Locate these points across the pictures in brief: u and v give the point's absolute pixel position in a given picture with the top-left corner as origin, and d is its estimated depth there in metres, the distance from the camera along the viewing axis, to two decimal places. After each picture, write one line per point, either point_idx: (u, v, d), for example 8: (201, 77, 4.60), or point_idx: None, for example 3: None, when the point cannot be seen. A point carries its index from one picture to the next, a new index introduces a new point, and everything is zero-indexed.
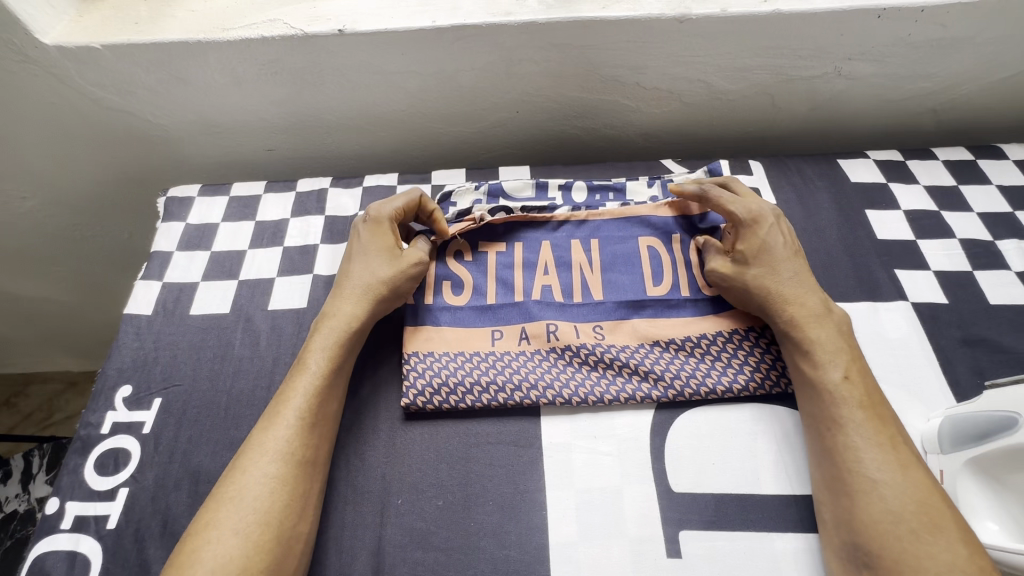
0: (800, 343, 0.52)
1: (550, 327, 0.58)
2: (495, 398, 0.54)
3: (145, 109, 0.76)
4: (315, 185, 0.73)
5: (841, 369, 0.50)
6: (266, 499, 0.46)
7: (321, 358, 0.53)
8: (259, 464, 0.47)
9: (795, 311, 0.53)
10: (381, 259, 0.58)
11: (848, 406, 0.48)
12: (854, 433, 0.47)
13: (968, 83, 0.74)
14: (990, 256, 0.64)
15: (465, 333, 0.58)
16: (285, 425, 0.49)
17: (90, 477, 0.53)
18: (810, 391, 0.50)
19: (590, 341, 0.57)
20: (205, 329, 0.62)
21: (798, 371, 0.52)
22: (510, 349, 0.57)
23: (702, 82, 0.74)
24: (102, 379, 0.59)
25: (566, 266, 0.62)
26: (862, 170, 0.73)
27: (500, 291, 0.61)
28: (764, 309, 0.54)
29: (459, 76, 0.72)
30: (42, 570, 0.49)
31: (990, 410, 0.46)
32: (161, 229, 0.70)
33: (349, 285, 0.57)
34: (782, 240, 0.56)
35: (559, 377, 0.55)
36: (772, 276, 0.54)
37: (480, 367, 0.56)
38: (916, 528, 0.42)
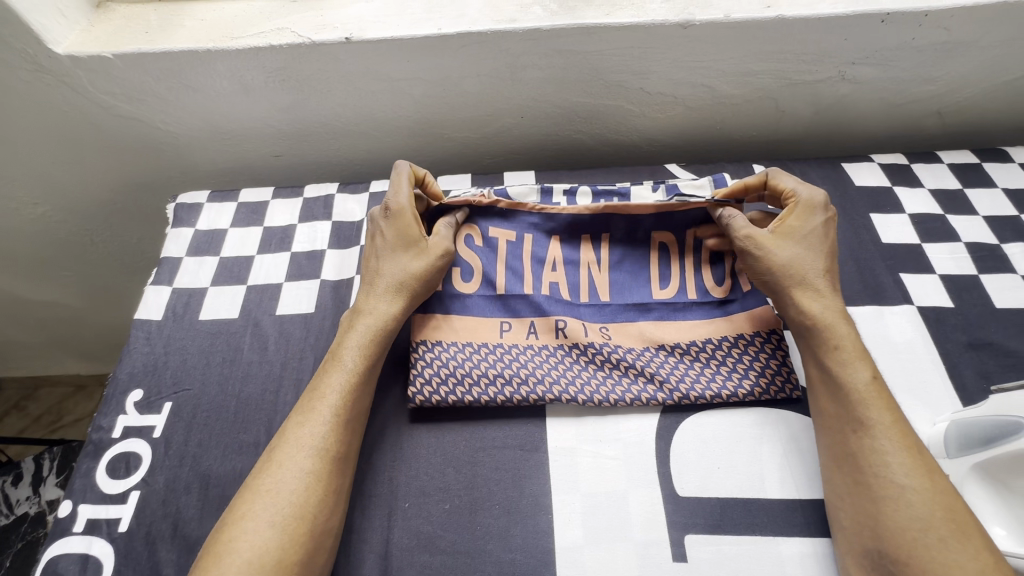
0: (824, 337, 0.52)
1: (559, 322, 0.58)
2: (499, 394, 0.55)
3: (155, 116, 0.77)
4: (321, 191, 0.74)
5: (868, 369, 0.50)
6: (301, 495, 0.46)
7: (355, 354, 0.53)
8: (295, 460, 0.48)
9: (822, 304, 0.53)
10: (410, 253, 0.57)
11: (877, 409, 0.48)
12: (881, 436, 0.47)
13: (973, 86, 0.74)
14: (995, 259, 0.64)
15: (475, 323, 0.58)
16: (320, 421, 0.50)
17: (102, 480, 0.54)
18: (837, 391, 0.50)
19: (598, 339, 0.58)
20: (214, 333, 0.62)
21: (824, 368, 0.51)
22: (518, 342, 0.57)
23: (706, 87, 0.74)
24: (113, 383, 0.60)
25: (575, 265, 0.62)
26: (866, 173, 0.73)
27: (510, 280, 0.61)
28: (792, 295, 0.54)
29: (464, 82, 0.72)
30: (54, 572, 0.49)
31: (997, 415, 0.45)
32: (171, 235, 0.70)
33: (384, 284, 0.57)
34: (825, 236, 0.57)
35: (564, 373, 0.56)
36: (805, 265, 0.55)
37: (488, 359, 0.56)
38: (944, 536, 0.42)
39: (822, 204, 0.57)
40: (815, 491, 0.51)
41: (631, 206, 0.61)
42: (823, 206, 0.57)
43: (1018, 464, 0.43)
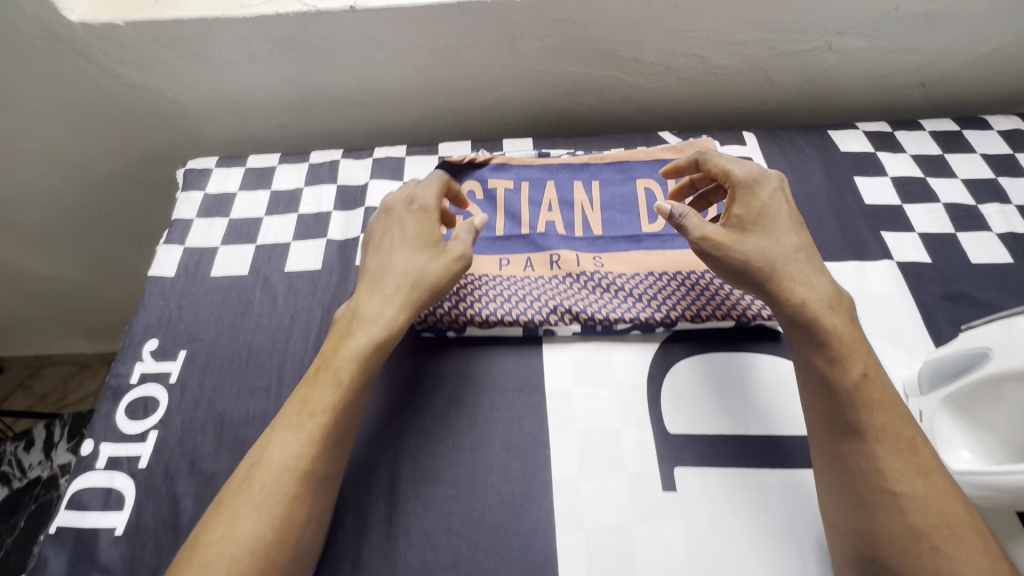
0: (809, 332, 0.49)
1: (554, 255, 0.64)
2: (493, 311, 0.59)
3: (164, 86, 0.79)
4: (327, 157, 0.77)
5: (862, 366, 0.47)
6: (282, 516, 0.44)
7: (352, 368, 0.50)
8: (276, 481, 0.44)
9: (804, 293, 0.50)
10: (427, 252, 0.56)
11: (866, 411, 0.45)
12: (872, 440, 0.45)
13: (954, 57, 0.77)
14: (972, 219, 0.67)
15: (474, 259, 0.64)
16: (303, 440, 0.46)
17: (121, 421, 0.56)
18: (825, 393, 0.47)
19: (591, 268, 0.63)
20: (226, 288, 0.65)
21: (812, 367, 0.49)
22: (515, 273, 0.63)
23: (698, 57, 0.77)
24: (130, 335, 0.62)
25: (569, 205, 0.69)
26: (851, 140, 0.76)
27: (508, 224, 0.67)
28: (766, 292, 0.51)
29: (464, 53, 0.75)
30: (79, 503, 0.52)
31: (965, 347, 0.48)
32: (181, 199, 0.73)
33: (393, 282, 0.54)
34: (781, 216, 0.54)
35: (559, 294, 0.61)
36: (772, 251, 0.52)
37: (487, 284, 0.61)
38: (938, 544, 0.41)
39: (763, 175, 0.56)
40: (797, 426, 0.54)
41: (606, 155, 0.73)
42: (761, 181, 0.56)
43: (984, 389, 0.46)
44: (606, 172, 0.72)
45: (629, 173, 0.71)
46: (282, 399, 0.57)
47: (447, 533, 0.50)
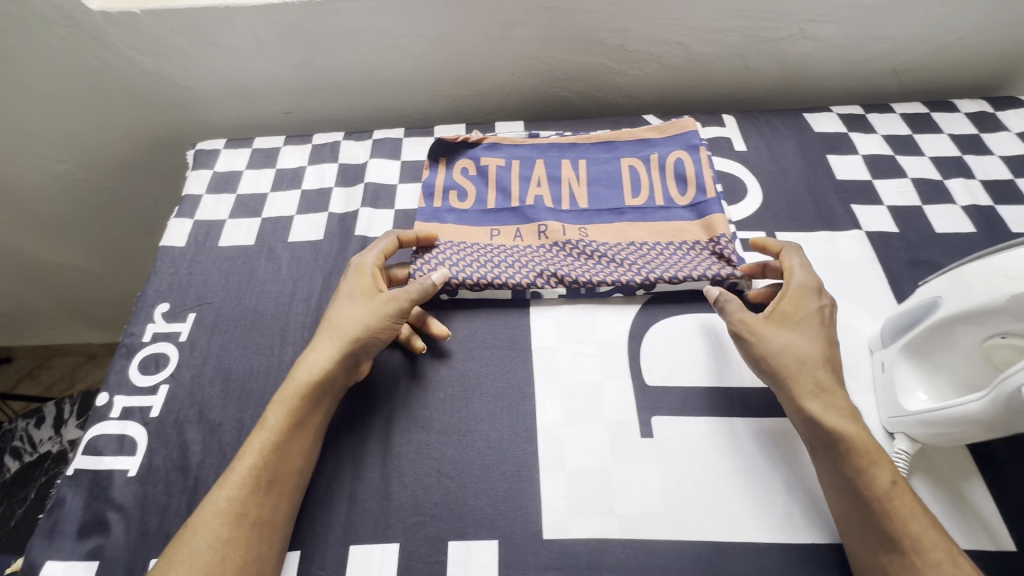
0: (829, 439, 0.48)
1: (541, 226, 0.68)
2: (484, 274, 0.62)
3: (176, 73, 0.84)
4: (329, 138, 0.81)
5: (889, 471, 0.46)
6: (215, 564, 0.44)
7: (279, 414, 0.52)
8: (209, 526, 0.46)
9: (822, 399, 0.50)
10: (355, 302, 0.58)
11: (903, 517, 0.44)
12: (913, 545, 0.43)
13: (923, 45, 0.82)
14: (938, 193, 0.71)
15: (467, 229, 0.68)
16: (234, 485, 0.48)
17: (134, 375, 0.60)
18: (856, 494, 0.46)
19: (576, 237, 0.67)
20: (233, 257, 0.69)
21: (840, 475, 0.48)
22: (505, 243, 0.67)
23: (680, 45, 0.81)
24: (142, 299, 0.66)
25: (557, 181, 0.73)
26: (825, 122, 0.80)
27: (500, 198, 0.71)
28: (794, 386, 0.51)
29: (459, 41, 0.80)
30: (94, 449, 0.56)
31: (925, 296, 0.51)
32: (191, 176, 0.77)
33: (326, 335, 0.56)
34: (820, 324, 0.55)
35: (546, 261, 0.64)
36: (797, 355, 0.52)
37: (478, 251, 0.65)
38: None
39: (815, 288, 0.56)
40: None
41: (592, 135, 0.77)
42: (816, 291, 0.57)
43: (937, 334, 0.49)
44: (593, 150, 0.75)
45: (614, 151, 0.75)
46: (284, 356, 0.61)
47: (437, 474, 0.53)
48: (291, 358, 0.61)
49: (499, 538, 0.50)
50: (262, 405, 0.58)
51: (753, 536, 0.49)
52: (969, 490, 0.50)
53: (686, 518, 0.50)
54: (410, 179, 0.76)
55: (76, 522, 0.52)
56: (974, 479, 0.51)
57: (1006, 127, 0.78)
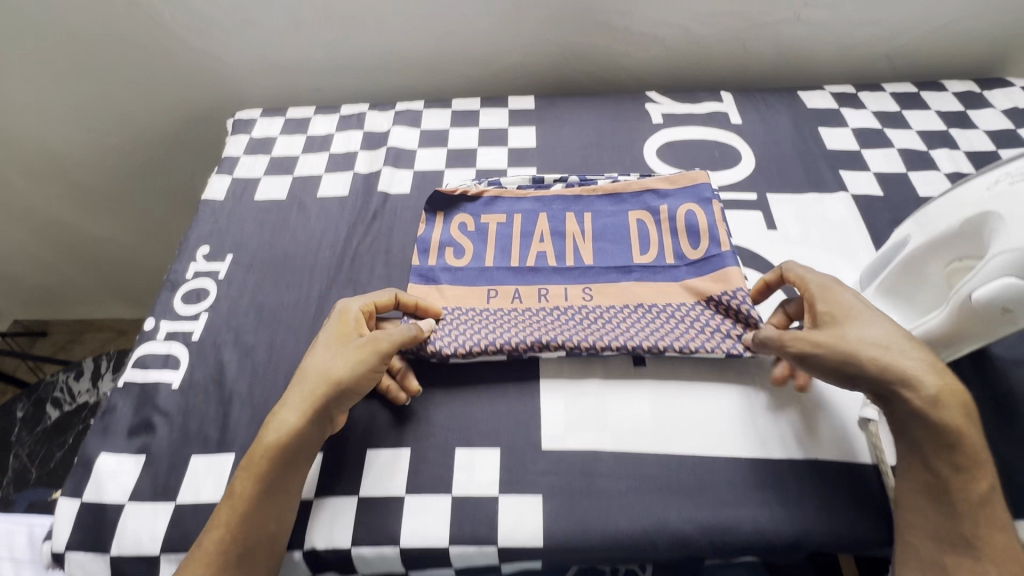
0: (941, 433, 0.44)
1: (542, 289, 0.64)
2: (477, 342, 0.58)
3: (219, 50, 0.93)
4: (356, 110, 0.88)
5: (987, 479, 0.44)
6: None
7: (247, 483, 0.49)
8: None
9: (926, 370, 0.45)
10: (333, 351, 0.55)
11: (985, 532, 0.43)
12: (988, 565, 0.42)
13: (913, 30, 0.87)
14: (923, 161, 0.76)
15: (461, 291, 0.64)
16: (205, 561, 0.47)
17: (178, 304, 0.67)
18: (949, 501, 0.44)
19: (579, 302, 0.62)
20: (267, 209, 0.76)
21: (930, 475, 0.45)
22: (502, 306, 0.62)
23: (681, 28, 0.87)
24: (186, 242, 0.73)
25: (560, 235, 0.69)
26: (818, 99, 0.85)
27: (498, 256, 0.67)
28: (892, 384, 0.45)
29: (476, 22, 0.87)
30: (142, 364, 0.62)
31: (894, 239, 0.56)
32: (231, 141, 0.85)
33: (296, 390, 0.53)
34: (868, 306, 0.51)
35: (545, 326, 0.60)
36: (877, 346, 0.47)
37: (474, 318, 0.61)
38: None
39: (836, 282, 0.54)
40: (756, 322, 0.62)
41: (599, 186, 0.72)
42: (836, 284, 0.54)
43: (907, 269, 0.53)
44: (600, 203, 0.71)
45: (622, 204, 0.71)
46: (312, 291, 0.67)
47: (445, 392, 0.59)
48: (318, 293, 0.67)
49: (501, 446, 0.55)
50: (292, 330, 0.64)
51: (735, 450, 0.54)
52: None
53: (672, 434, 0.55)
54: (429, 145, 0.83)
55: (127, 422, 0.58)
56: None
57: (991, 104, 0.82)
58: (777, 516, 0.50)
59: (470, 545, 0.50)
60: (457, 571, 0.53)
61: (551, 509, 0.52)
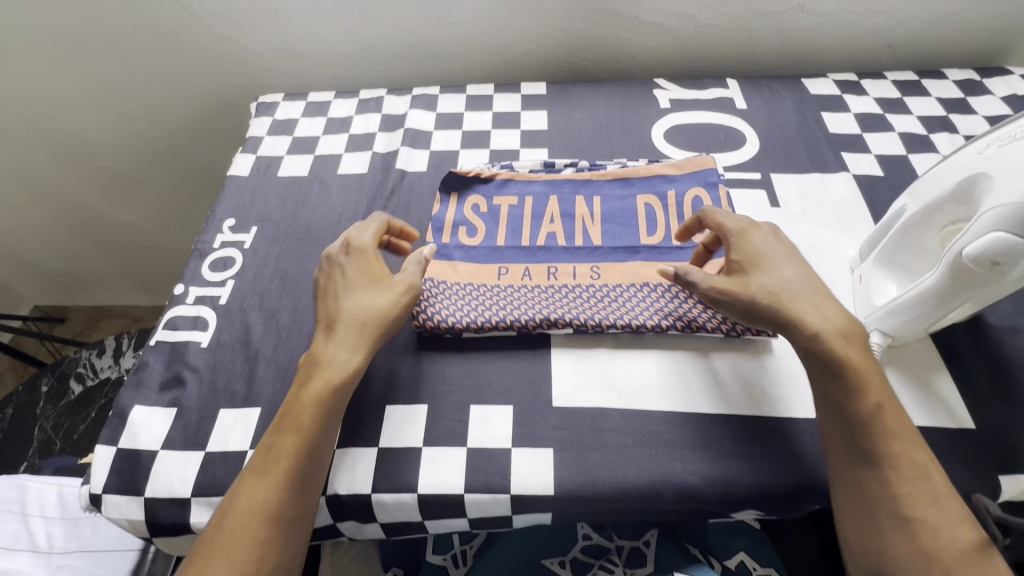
0: (828, 362, 0.50)
1: (551, 267, 0.67)
2: (489, 317, 0.61)
3: (243, 37, 0.97)
4: (374, 94, 0.92)
5: (878, 394, 0.49)
6: (256, 561, 0.46)
7: (313, 415, 0.51)
8: (246, 528, 0.47)
9: (813, 312, 0.52)
10: (374, 289, 0.58)
11: (888, 441, 0.48)
12: (894, 471, 0.47)
13: (914, 20, 0.89)
14: (923, 144, 0.78)
15: (474, 268, 0.67)
16: (269, 488, 0.49)
17: (205, 272, 0.70)
18: (850, 421, 0.49)
19: (586, 280, 0.65)
20: (290, 185, 0.80)
21: (830, 403, 0.50)
22: (513, 283, 0.65)
23: (689, 18, 0.90)
24: (213, 214, 0.77)
25: (570, 217, 0.71)
26: (821, 85, 0.88)
27: (509, 236, 0.70)
28: (786, 322, 0.52)
29: (491, 11, 0.90)
30: (173, 325, 0.65)
31: (891, 209, 0.58)
32: (255, 122, 0.89)
33: (348, 326, 0.55)
34: (774, 249, 0.58)
35: (554, 303, 0.62)
36: (780, 291, 0.54)
37: (486, 294, 0.64)
38: (944, 559, 0.43)
39: (752, 224, 0.60)
40: None
41: (608, 171, 0.75)
42: (752, 226, 0.60)
43: (905, 236, 0.55)
44: (608, 187, 0.74)
45: (630, 188, 0.74)
46: None
47: (460, 354, 0.62)
48: None
49: (514, 403, 0.58)
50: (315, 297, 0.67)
51: (738, 409, 0.56)
52: (936, 380, 0.57)
53: (678, 394, 0.57)
54: (444, 127, 0.86)
55: (159, 378, 0.61)
56: (941, 372, 0.57)
57: (991, 91, 0.85)
58: (777, 469, 0.53)
59: (484, 492, 0.53)
60: (470, 519, 0.55)
61: (562, 460, 0.54)
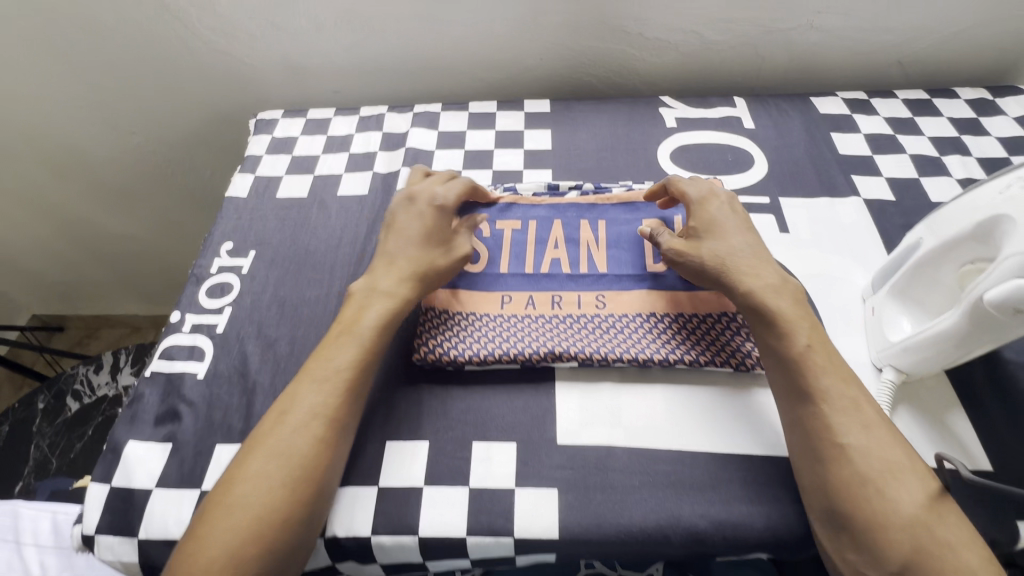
0: (762, 311, 0.56)
1: (555, 296, 0.65)
2: (492, 350, 0.60)
3: (242, 53, 0.95)
4: (374, 111, 0.90)
5: (806, 335, 0.53)
6: (309, 455, 0.50)
7: (369, 331, 0.57)
8: (305, 422, 0.51)
9: (751, 275, 0.58)
10: (439, 245, 0.64)
11: (820, 377, 0.51)
12: (828, 401, 0.50)
13: (925, 38, 0.88)
14: (935, 167, 0.77)
15: (477, 296, 0.65)
16: (327, 390, 0.53)
17: (202, 298, 0.69)
18: (785, 363, 0.53)
19: (592, 309, 0.63)
20: (289, 207, 0.78)
21: (768, 348, 0.55)
22: (516, 312, 0.63)
23: (695, 34, 0.89)
24: (210, 237, 0.75)
25: (575, 242, 0.70)
26: (830, 104, 0.86)
27: (513, 262, 0.68)
28: (729, 280, 0.58)
29: (494, 26, 0.89)
30: (168, 355, 0.64)
31: (905, 243, 0.57)
32: (253, 140, 0.87)
33: (409, 271, 0.61)
34: (728, 217, 0.63)
35: (558, 335, 0.61)
36: (727, 254, 0.60)
37: (488, 324, 0.62)
38: (878, 480, 0.46)
39: (710, 194, 0.66)
40: None
41: (613, 195, 0.74)
42: (711, 196, 0.65)
43: (920, 270, 0.53)
44: (613, 211, 0.72)
45: (636, 212, 0.72)
46: (333, 287, 0.69)
47: (462, 387, 0.60)
48: (338, 290, 0.68)
49: (517, 440, 0.56)
50: (313, 326, 0.66)
51: (748, 448, 0.55)
52: (950, 419, 0.55)
53: (686, 431, 0.56)
54: (446, 146, 0.84)
55: (154, 411, 0.60)
56: (956, 410, 0.55)
57: (1003, 111, 0.83)
58: (789, 514, 0.51)
59: (486, 535, 0.52)
60: (472, 561, 0.54)
61: (567, 501, 0.53)
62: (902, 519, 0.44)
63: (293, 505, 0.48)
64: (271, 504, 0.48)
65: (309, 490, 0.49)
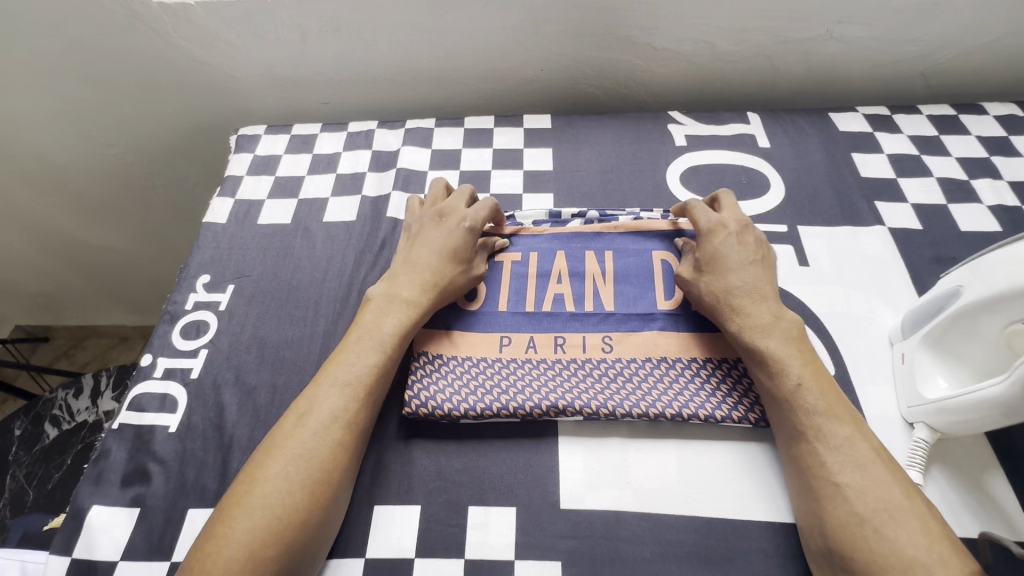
0: (752, 350, 0.52)
1: (558, 337, 0.60)
2: (489, 402, 0.55)
3: (223, 63, 0.89)
4: (364, 127, 0.84)
5: (798, 371, 0.50)
6: (327, 459, 0.48)
7: (389, 333, 0.55)
8: (328, 421, 0.50)
9: (743, 314, 0.53)
10: (456, 261, 0.60)
11: (812, 414, 0.48)
12: (823, 438, 0.47)
13: (952, 49, 0.82)
14: (964, 192, 0.71)
15: (473, 338, 0.60)
16: (346, 391, 0.51)
17: (176, 339, 0.64)
18: (776, 400, 0.50)
19: (598, 354, 0.58)
20: (272, 234, 0.73)
21: (761, 382, 0.52)
22: (516, 357, 0.58)
23: (706, 44, 0.83)
24: (186, 269, 0.70)
25: (579, 276, 0.65)
26: (851, 121, 0.81)
27: (512, 299, 0.63)
28: (727, 323, 0.54)
29: (491, 36, 0.83)
30: (138, 406, 0.59)
31: (937, 291, 0.52)
32: (234, 159, 0.82)
33: (425, 286, 0.58)
34: (734, 247, 0.57)
35: (561, 384, 0.56)
36: (724, 295, 0.55)
37: (486, 371, 0.57)
38: (877, 526, 0.42)
39: (721, 224, 0.59)
40: None
41: (620, 222, 0.68)
42: (721, 225, 0.59)
43: (957, 324, 0.49)
44: (620, 240, 0.67)
45: (645, 242, 0.66)
46: (317, 326, 0.64)
47: (457, 442, 0.55)
48: (323, 330, 0.63)
49: (517, 505, 0.52)
50: (296, 371, 0.60)
51: (770, 516, 0.50)
52: (987, 480, 0.51)
53: (701, 495, 0.51)
54: (440, 166, 0.79)
55: (121, 471, 0.55)
56: (993, 471, 0.51)
57: None
58: None
59: None
60: None
61: None
62: (902, 563, 0.41)
63: (309, 513, 0.46)
64: (293, 502, 0.45)
65: (326, 497, 0.47)
